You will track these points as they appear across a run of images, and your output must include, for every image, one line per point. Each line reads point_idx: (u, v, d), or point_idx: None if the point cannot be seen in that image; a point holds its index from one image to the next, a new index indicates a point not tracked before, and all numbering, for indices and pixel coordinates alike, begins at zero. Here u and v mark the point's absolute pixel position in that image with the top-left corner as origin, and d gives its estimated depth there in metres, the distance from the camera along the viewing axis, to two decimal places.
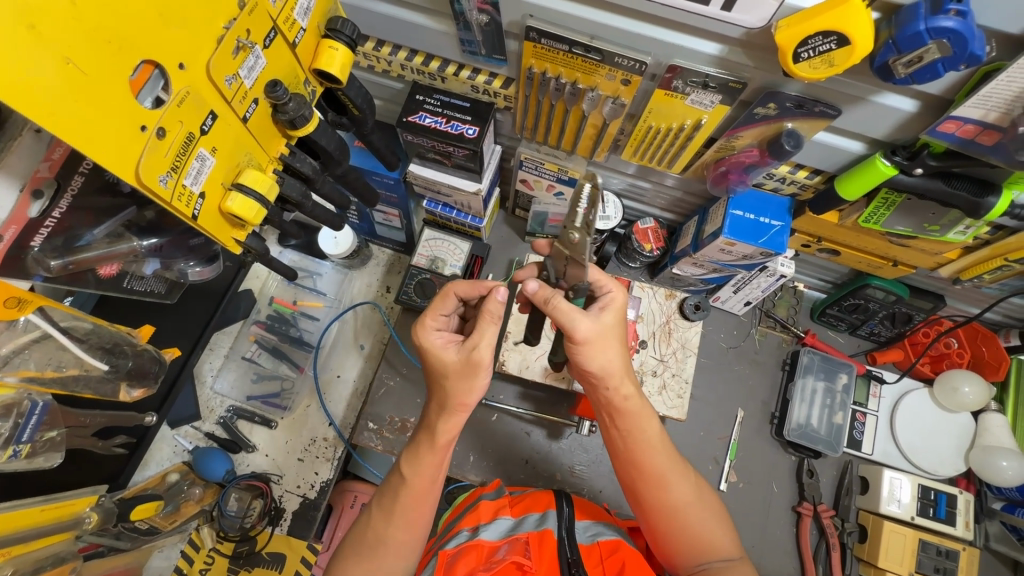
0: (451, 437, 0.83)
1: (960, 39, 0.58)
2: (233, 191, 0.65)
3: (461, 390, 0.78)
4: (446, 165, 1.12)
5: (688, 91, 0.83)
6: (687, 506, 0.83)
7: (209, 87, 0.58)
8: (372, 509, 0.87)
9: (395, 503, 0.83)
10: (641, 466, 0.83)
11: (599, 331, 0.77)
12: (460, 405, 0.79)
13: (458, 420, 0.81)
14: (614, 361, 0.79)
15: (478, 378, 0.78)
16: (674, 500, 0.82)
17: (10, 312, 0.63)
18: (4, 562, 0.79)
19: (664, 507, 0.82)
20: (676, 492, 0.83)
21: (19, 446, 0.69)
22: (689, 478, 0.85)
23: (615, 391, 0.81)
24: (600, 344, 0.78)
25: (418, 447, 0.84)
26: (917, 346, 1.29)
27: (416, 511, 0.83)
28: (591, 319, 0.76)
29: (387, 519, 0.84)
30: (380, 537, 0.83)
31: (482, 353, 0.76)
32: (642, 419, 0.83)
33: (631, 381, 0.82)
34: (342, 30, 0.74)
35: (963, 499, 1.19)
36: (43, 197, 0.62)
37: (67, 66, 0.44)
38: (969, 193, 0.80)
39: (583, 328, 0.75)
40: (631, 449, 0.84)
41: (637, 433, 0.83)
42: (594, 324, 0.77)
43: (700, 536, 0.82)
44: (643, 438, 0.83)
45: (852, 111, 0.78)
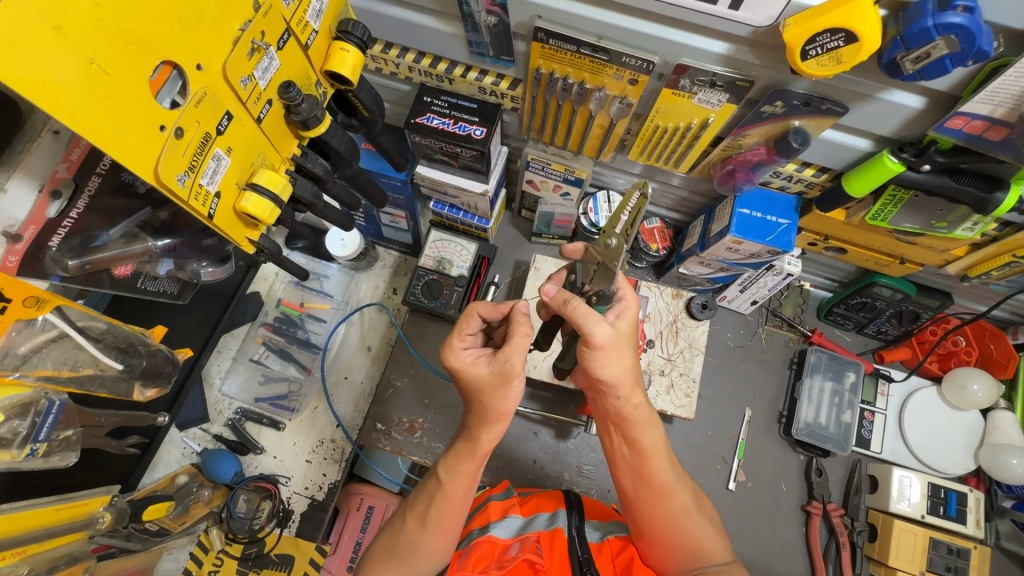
0: (490, 445, 0.82)
1: (968, 35, 0.59)
2: (247, 191, 0.66)
3: (497, 401, 0.77)
4: (453, 166, 1.12)
5: (695, 90, 0.83)
6: (684, 514, 0.84)
7: (225, 88, 0.59)
8: (406, 515, 0.87)
9: (429, 511, 0.84)
10: (642, 471, 0.84)
11: (616, 338, 0.75)
12: (498, 415, 0.79)
13: (498, 429, 0.80)
14: (627, 367, 0.78)
15: (511, 386, 0.77)
16: (671, 508, 0.83)
17: (31, 312, 0.65)
18: (19, 561, 0.80)
19: (661, 514, 0.83)
20: (675, 499, 0.84)
21: (37, 445, 0.70)
22: (686, 487, 0.86)
23: (626, 399, 0.80)
24: (616, 350, 0.75)
25: (458, 453, 0.83)
26: (925, 344, 1.31)
27: (451, 519, 0.84)
28: (609, 325, 0.73)
29: (422, 528, 0.84)
30: (415, 545, 0.84)
31: (515, 363, 0.76)
32: (648, 428, 0.83)
33: (639, 391, 0.81)
34: (353, 32, 0.75)
35: (973, 498, 1.18)
36: (62, 198, 0.63)
37: (91, 67, 0.44)
38: (977, 189, 0.80)
39: (603, 333, 0.72)
40: (636, 456, 0.84)
41: (643, 442, 0.83)
42: (612, 330, 0.74)
43: (693, 543, 0.83)
44: (649, 446, 0.83)
45: (859, 108, 0.78)
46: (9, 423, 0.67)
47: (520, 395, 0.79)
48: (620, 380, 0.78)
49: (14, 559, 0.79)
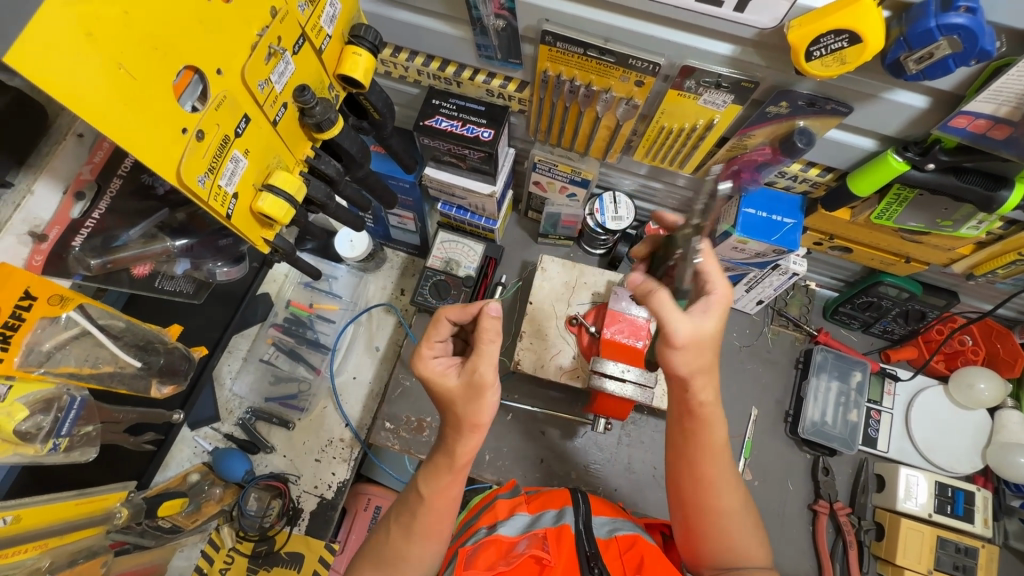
0: (469, 456, 0.84)
1: (971, 35, 0.60)
2: (263, 192, 0.68)
3: (470, 413, 0.79)
4: (461, 168, 1.14)
5: (700, 91, 0.84)
6: (730, 514, 0.84)
7: (243, 92, 0.61)
8: (391, 525, 0.89)
9: (414, 518, 0.85)
10: (695, 467, 0.84)
11: (699, 333, 0.77)
12: (472, 426, 0.80)
13: (474, 441, 0.82)
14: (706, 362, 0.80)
15: (484, 397, 0.79)
16: (721, 506, 0.83)
17: (55, 310, 0.66)
18: (41, 555, 0.82)
19: (709, 508, 0.83)
20: (723, 498, 0.84)
21: (59, 439, 0.72)
22: (738, 488, 0.86)
23: (700, 392, 0.82)
24: (694, 347, 0.77)
25: (437, 467, 0.85)
26: (931, 344, 1.30)
27: (436, 526, 0.85)
28: (691, 321, 0.77)
29: (409, 535, 0.85)
30: (401, 555, 0.85)
31: (483, 374, 0.78)
32: (705, 426, 0.83)
33: (710, 390, 0.82)
34: (365, 36, 0.77)
35: (980, 497, 1.18)
36: (85, 199, 0.65)
37: (118, 73, 0.46)
38: (981, 187, 0.81)
39: (681, 334, 0.76)
40: (689, 450, 0.85)
41: (700, 438, 0.84)
42: (693, 327, 0.77)
43: (738, 542, 0.83)
44: (705, 443, 0.83)
45: (865, 108, 0.79)
46: (33, 417, 0.68)
47: (495, 405, 0.81)
48: (700, 372, 0.81)
49: (35, 553, 0.81)
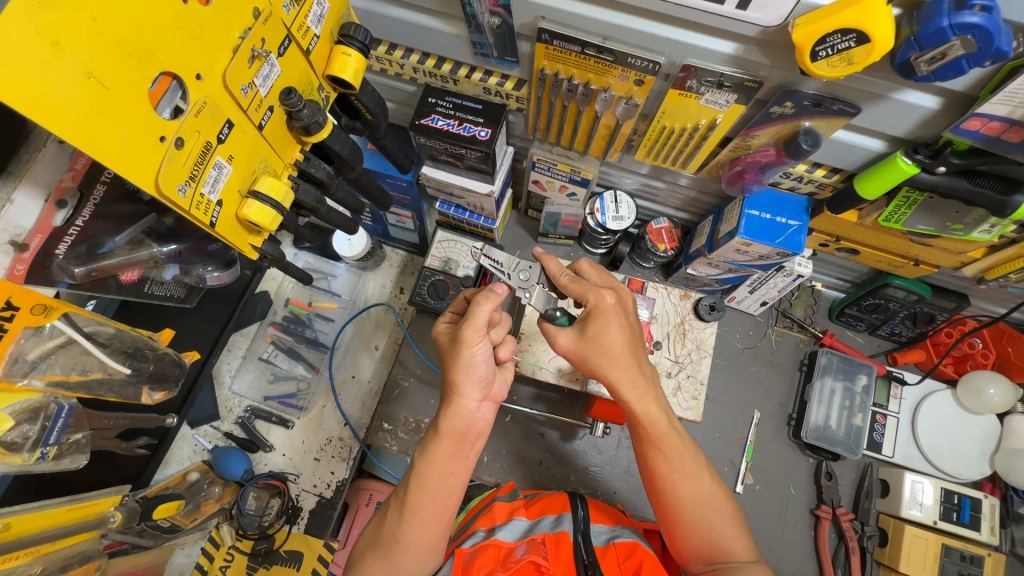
0: (457, 424, 0.82)
1: (986, 35, 0.57)
2: (249, 198, 0.66)
3: (452, 368, 0.81)
4: (459, 167, 1.12)
5: (702, 90, 0.82)
6: (696, 504, 0.81)
7: (225, 96, 0.59)
8: (389, 508, 0.86)
9: (408, 500, 0.82)
10: (650, 461, 0.84)
11: (584, 342, 0.84)
12: (453, 386, 0.81)
13: (459, 407, 0.81)
14: (615, 353, 0.82)
15: (462, 355, 0.80)
16: (683, 496, 0.82)
17: (39, 319, 0.65)
18: (33, 561, 0.82)
19: (673, 501, 0.82)
20: (680, 490, 0.82)
21: (47, 448, 0.71)
22: (701, 476, 0.83)
23: (622, 373, 0.82)
24: (587, 354, 0.84)
25: (427, 442, 0.84)
26: (940, 347, 1.27)
27: (432, 509, 0.82)
28: (571, 335, 0.85)
29: (402, 516, 0.82)
30: (394, 535, 0.82)
31: (466, 331, 0.80)
32: (645, 418, 0.83)
33: (627, 383, 0.82)
34: (355, 35, 0.74)
35: (988, 504, 1.16)
36: (68, 207, 0.64)
37: (89, 80, 0.44)
38: (994, 191, 0.78)
39: (561, 346, 0.86)
40: (642, 443, 0.84)
41: (645, 431, 0.83)
42: (574, 340, 0.85)
43: (707, 530, 0.80)
44: (656, 435, 0.83)
45: (872, 109, 0.76)
46: (19, 427, 0.67)
47: (479, 364, 0.81)
48: (605, 367, 0.83)
49: (29, 558, 0.81)
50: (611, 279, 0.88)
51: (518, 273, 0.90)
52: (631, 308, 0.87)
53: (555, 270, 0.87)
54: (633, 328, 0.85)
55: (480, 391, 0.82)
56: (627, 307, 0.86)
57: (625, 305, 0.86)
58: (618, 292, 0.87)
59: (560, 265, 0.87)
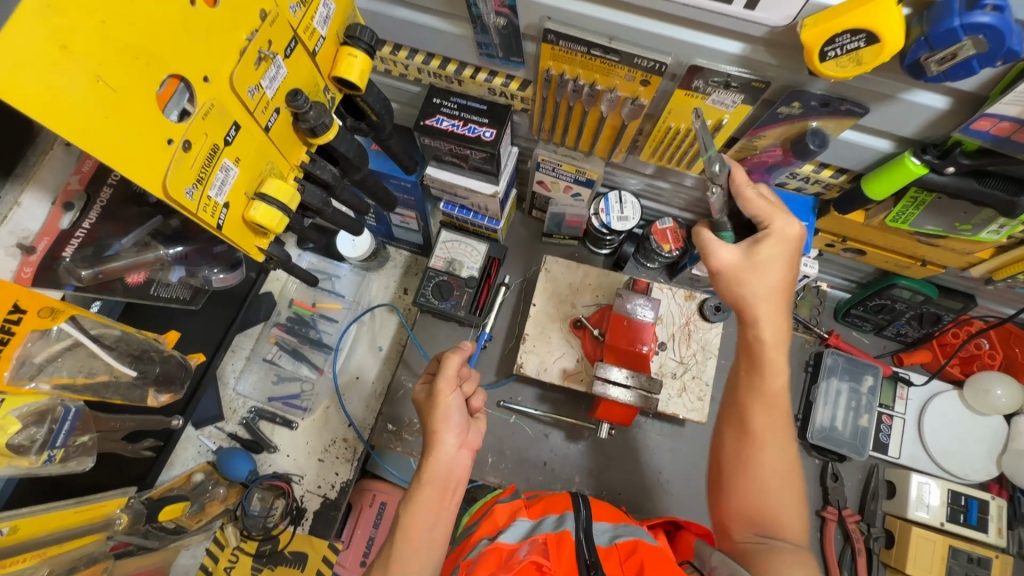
0: (437, 472, 0.84)
1: (997, 35, 0.56)
2: (256, 200, 0.66)
3: (431, 419, 0.86)
4: (463, 167, 1.12)
5: (709, 91, 0.81)
6: (777, 471, 0.81)
7: (232, 99, 0.59)
8: (374, 563, 0.83)
9: (396, 551, 0.80)
10: (746, 413, 0.85)
11: (753, 262, 0.80)
12: (434, 434, 0.86)
13: (441, 453, 0.85)
14: (771, 288, 0.81)
15: (441, 401, 0.86)
16: (756, 458, 0.82)
17: (46, 322, 0.65)
18: (40, 563, 0.82)
19: (758, 461, 0.82)
20: (764, 454, 0.82)
21: (54, 451, 0.71)
22: (788, 448, 0.83)
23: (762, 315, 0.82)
24: (745, 276, 0.81)
25: (413, 491, 0.84)
26: (947, 347, 1.26)
27: (421, 555, 0.80)
28: (732, 250, 0.81)
29: (388, 566, 0.79)
30: (389, 572, 0.79)
31: (442, 380, 0.85)
32: (771, 369, 0.83)
33: (771, 328, 0.82)
34: (361, 37, 0.74)
35: (995, 506, 1.16)
36: (75, 209, 0.64)
37: (97, 84, 0.44)
38: (1003, 192, 0.77)
39: (722, 260, 0.81)
40: (748, 397, 0.85)
41: (761, 381, 0.84)
42: (733, 255, 0.81)
43: (764, 497, 0.80)
44: (763, 391, 0.84)
45: (881, 108, 0.76)
46: (26, 430, 0.68)
47: (455, 416, 0.86)
48: (758, 303, 0.81)
49: (36, 561, 0.81)
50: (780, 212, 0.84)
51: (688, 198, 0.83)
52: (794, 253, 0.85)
53: (742, 181, 0.83)
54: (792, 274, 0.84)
55: (458, 438, 0.86)
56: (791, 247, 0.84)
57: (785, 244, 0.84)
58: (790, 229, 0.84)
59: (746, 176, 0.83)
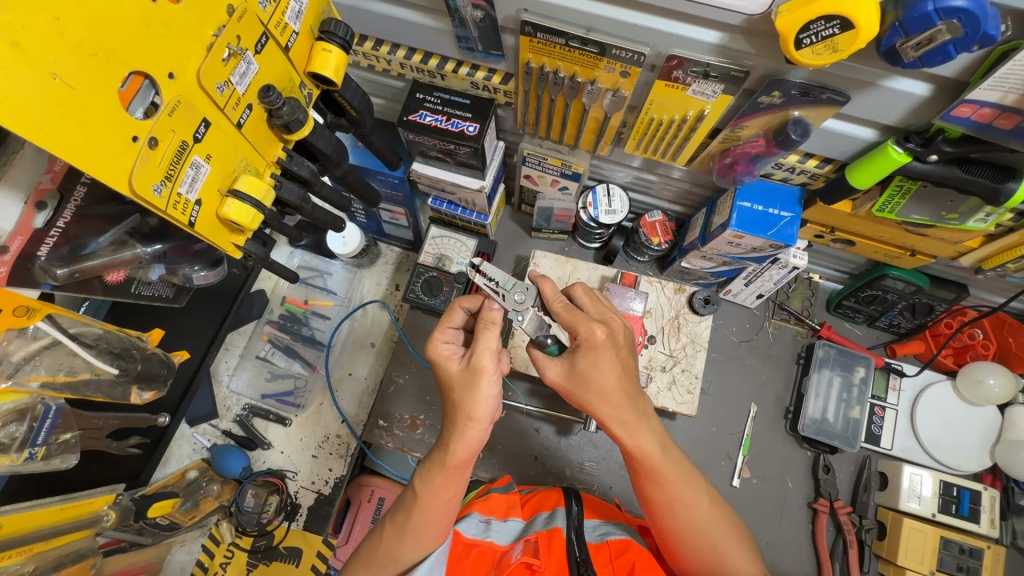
0: (465, 456, 0.80)
1: (972, 19, 0.55)
2: (229, 197, 0.66)
3: (466, 402, 0.78)
4: (449, 163, 1.11)
5: (689, 81, 0.81)
6: (695, 530, 0.80)
7: (201, 96, 0.59)
8: (384, 525, 0.86)
9: (408, 521, 0.82)
10: (650, 492, 0.82)
11: (572, 375, 0.80)
12: (467, 419, 0.79)
13: (469, 438, 0.80)
14: (605, 390, 0.78)
15: (480, 386, 0.78)
16: (679, 525, 0.81)
17: (21, 321, 0.68)
18: (24, 560, 0.83)
19: (675, 527, 0.81)
20: (681, 517, 0.80)
21: (36, 448, 0.72)
22: (702, 497, 0.82)
23: (611, 410, 0.79)
24: (576, 390, 0.80)
25: (431, 464, 0.82)
26: (939, 337, 1.25)
27: (429, 530, 0.82)
28: (559, 366, 0.82)
29: (401, 538, 0.82)
30: (393, 555, 0.83)
31: (481, 361, 0.78)
32: (638, 451, 0.81)
33: (621, 421, 0.80)
34: (335, 32, 0.74)
35: (987, 496, 1.15)
36: (48, 208, 0.64)
37: (53, 82, 0.44)
38: (987, 179, 0.76)
39: (551, 377, 0.83)
40: (637, 475, 0.83)
41: (640, 462, 0.81)
42: (563, 372, 0.81)
43: (713, 552, 0.79)
44: (645, 465, 0.81)
45: (862, 96, 0.75)
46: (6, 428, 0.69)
47: (493, 400, 0.79)
48: (599, 407, 0.80)
49: (19, 558, 0.82)
50: (604, 310, 0.84)
51: (513, 295, 0.85)
52: (625, 342, 0.81)
53: (550, 295, 0.85)
54: (626, 363, 0.80)
55: (490, 418, 0.81)
56: (621, 340, 0.81)
57: (618, 339, 0.81)
58: (612, 325, 0.81)
59: (555, 289, 0.85)
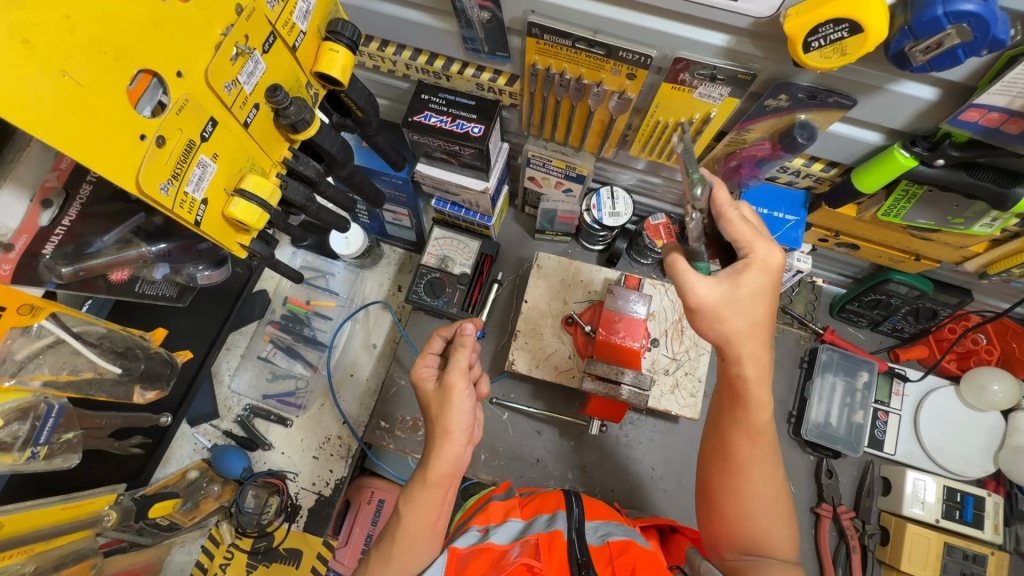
0: (445, 471, 0.82)
1: (982, 23, 0.55)
2: (235, 197, 0.66)
3: (442, 417, 0.82)
4: (453, 164, 1.11)
5: (696, 84, 0.80)
6: (760, 500, 0.79)
7: (208, 95, 0.59)
8: (371, 554, 0.84)
9: (394, 544, 0.81)
10: (731, 447, 0.80)
11: (728, 300, 0.71)
12: (444, 432, 0.82)
13: (448, 454, 0.82)
14: (735, 332, 0.73)
15: (453, 401, 0.82)
16: (748, 489, 0.79)
17: (27, 319, 0.67)
18: (26, 560, 0.83)
19: (742, 490, 0.79)
20: (756, 482, 0.79)
21: (38, 448, 0.72)
22: (775, 473, 0.80)
23: (733, 365, 0.76)
24: (726, 314, 0.72)
25: (413, 489, 0.83)
26: (942, 342, 1.25)
27: (416, 549, 0.82)
28: (713, 283, 0.71)
29: (387, 564, 0.80)
30: None
31: (454, 377, 0.82)
32: (753, 406, 0.78)
33: (755, 366, 0.76)
34: (342, 32, 0.74)
35: (991, 502, 1.14)
36: (53, 206, 0.64)
37: (63, 80, 0.44)
38: (994, 184, 0.76)
39: (701, 295, 0.71)
40: (724, 429, 0.81)
41: (743, 415, 0.78)
42: (717, 289, 0.71)
43: (758, 527, 0.78)
44: (741, 422, 0.79)
45: (869, 100, 0.74)
46: (8, 427, 0.69)
47: (467, 413, 0.83)
48: (737, 344, 0.74)
49: (21, 558, 0.82)
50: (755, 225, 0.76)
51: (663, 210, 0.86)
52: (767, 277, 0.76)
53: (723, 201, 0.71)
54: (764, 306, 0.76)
55: (466, 435, 0.83)
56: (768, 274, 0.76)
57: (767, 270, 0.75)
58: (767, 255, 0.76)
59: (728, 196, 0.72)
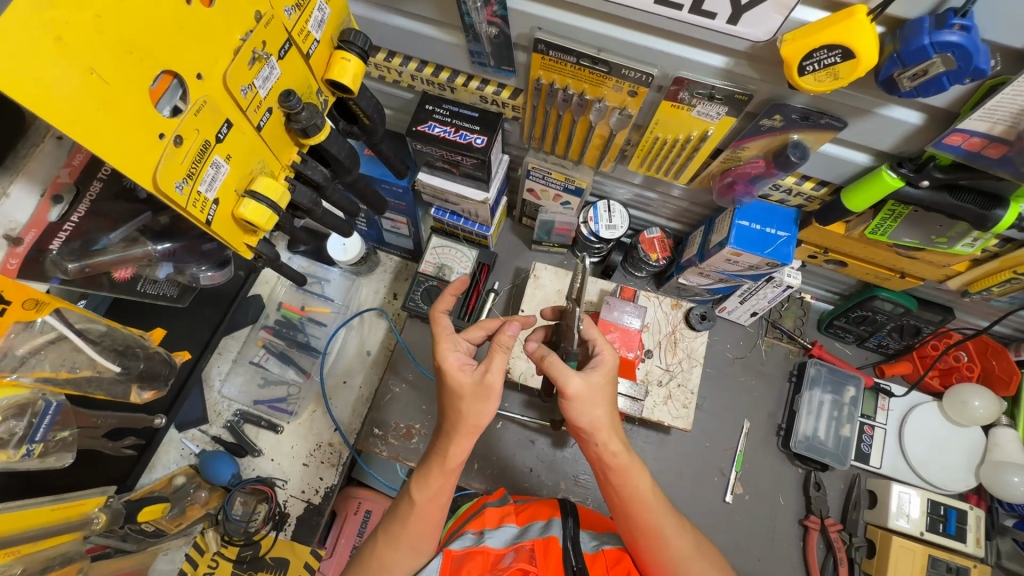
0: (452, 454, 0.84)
1: (965, 54, 0.58)
2: (246, 198, 0.67)
3: (471, 412, 0.80)
4: (454, 173, 1.13)
5: (694, 103, 0.84)
6: (684, 560, 0.82)
7: (224, 97, 0.60)
8: (377, 536, 0.87)
9: (402, 531, 0.84)
10: (639, 522, 0.83)
11: (592, 389, 0.80)
12: (471, 428, 0.81)
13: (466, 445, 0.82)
14: (598, 419, 0.80)
15: (488, 402, 0.80)
16: (672, 555, 0.82)
17: (31, 313, 0.67)
18: (14, 561, 0.81)
19: (667, 557, 0.82)
20: (674, 544, 0.82)
21: (33, 446, 0.71)
22: (686, 530, 0.85)
23: (604, 446, 0.82)
24: (592, 401, 0.80)
25: (429, 469, 0.85)
26: (926, 359, 1.29)
27: (424, 535, 0.84)
28: (582, 378, 0.80)
29: (395, 547, 0.84)
30: (385, 565, 0.83)
31: (493, 378, 0.79)
32: (633, 485, 0.83)
33: (618, 442, 0.83)
34: (354, 41, 0.76)
35: (973, 515, 1.17)
36: (63, 202, 0.66)
37: (91, 77, 0.45)
38: (975, 206, 0.80)
39: (573, 386, 0.79)
40: (624, 512, 0.84)
41: (626, 490, 0.83)
42: (585, 383, 0.80)
43: None
44: (632, 494, 0.83)
45: (858, 123, 0.78)
46: (6, 423, 0.68)
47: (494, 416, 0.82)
48: (597, 430, 0.81)
49: (9, 559, 0.80)
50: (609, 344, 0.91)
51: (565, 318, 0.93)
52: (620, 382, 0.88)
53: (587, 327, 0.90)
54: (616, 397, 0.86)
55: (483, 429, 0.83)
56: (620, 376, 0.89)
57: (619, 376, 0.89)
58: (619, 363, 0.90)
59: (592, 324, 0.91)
